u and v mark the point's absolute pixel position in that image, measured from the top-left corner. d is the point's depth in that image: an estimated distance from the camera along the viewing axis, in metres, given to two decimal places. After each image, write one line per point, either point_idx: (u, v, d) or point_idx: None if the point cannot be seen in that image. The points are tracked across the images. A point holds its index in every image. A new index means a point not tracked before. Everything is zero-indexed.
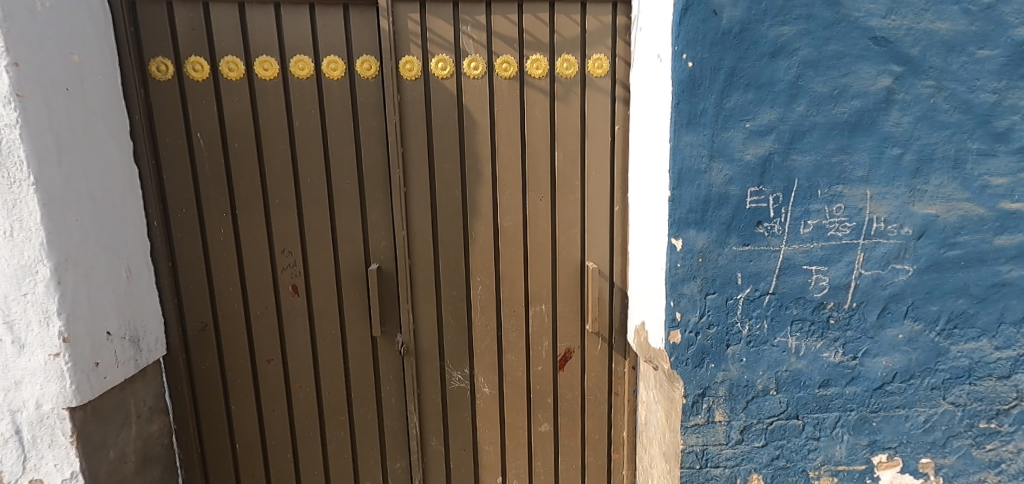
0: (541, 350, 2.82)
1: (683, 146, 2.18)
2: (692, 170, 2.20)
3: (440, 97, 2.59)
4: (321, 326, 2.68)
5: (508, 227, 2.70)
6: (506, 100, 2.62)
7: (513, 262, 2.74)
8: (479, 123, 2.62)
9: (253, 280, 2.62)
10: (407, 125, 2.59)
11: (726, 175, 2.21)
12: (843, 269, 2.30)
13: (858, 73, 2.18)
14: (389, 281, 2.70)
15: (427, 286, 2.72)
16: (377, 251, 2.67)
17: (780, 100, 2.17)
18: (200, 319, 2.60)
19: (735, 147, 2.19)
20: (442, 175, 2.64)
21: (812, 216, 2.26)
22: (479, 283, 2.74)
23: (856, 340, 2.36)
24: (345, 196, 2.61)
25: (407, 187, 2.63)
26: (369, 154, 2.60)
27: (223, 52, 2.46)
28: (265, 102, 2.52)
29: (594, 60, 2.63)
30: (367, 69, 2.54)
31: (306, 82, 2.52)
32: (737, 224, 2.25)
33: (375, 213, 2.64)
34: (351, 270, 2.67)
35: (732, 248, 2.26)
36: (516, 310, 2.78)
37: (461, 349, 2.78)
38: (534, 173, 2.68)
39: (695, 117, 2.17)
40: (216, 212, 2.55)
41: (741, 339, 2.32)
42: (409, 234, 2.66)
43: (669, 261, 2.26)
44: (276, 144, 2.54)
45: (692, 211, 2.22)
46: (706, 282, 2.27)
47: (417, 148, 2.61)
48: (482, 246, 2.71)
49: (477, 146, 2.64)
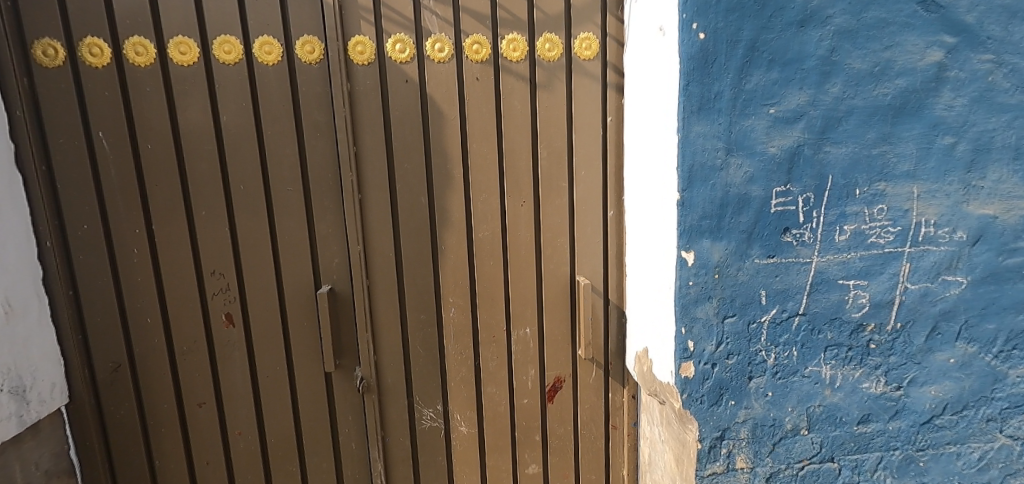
0: (526, 380, 2.41)
1: (694, 137, 1.77)
2: (706, 167, 1.79)
3: (399, 85, 2.16)
4: (262, 362, 2.25)
5: (484, 239, 2.29)
6: (477, 88, 2.20)
7: (491, 279, 2.32)
8: (446, 115, 2.20)
9: (177, 309, 2.17)
10: (359, 119, 2.16)
11: (746, 173, 1.81)
12: (886, 283, 1.92)
13: (903, 46, 1.79)
14: (343, 306, 2.27)
15: (390, 311, 2.29)
16: (328, 271, 2.24)
17: (811, 79, 1.78)
18: (111, 358, 2.14)
19: (757, 139, 1.79)
20: (403, 179, 2.22)
21: (849, 220, 1.87)
22: (452, 304, 2.32)
23: (900, 367, 1.97)
24: (286, 207, 2.18)
25: (362, 194, 2.20)
26: (314, 155, 2.16)
27: (128, 32, 2.02)
28: (185, 94, 2.08)
29: (582, 41, 2.23)
30: (309, 52, 2.10)
31: (235, 69, 2.08)
32: (760, 232, 1.84)
33: (324, 225, 2.21)
34: (296, 294, 2.23)
35: (755, 261, 1.86)
36: (496, 336, 2.37)
37: (432, 382, 2.37)
38: (513, 174, 2.26)
39: (708, 102, 1.76)
40: (127, 229, 2.10)
41: (766, 370, 1.92)
42: (366, 249, 2.23)
43: (679, 278, 1.85)
44: (199, 145, 2.10)
45: (706, 217, 1.82)
46: (724, 303, 1.87)
47: (372, 147, 2.18)
48: (453, 262, 2.29)
49: (445, 143, 2.22)
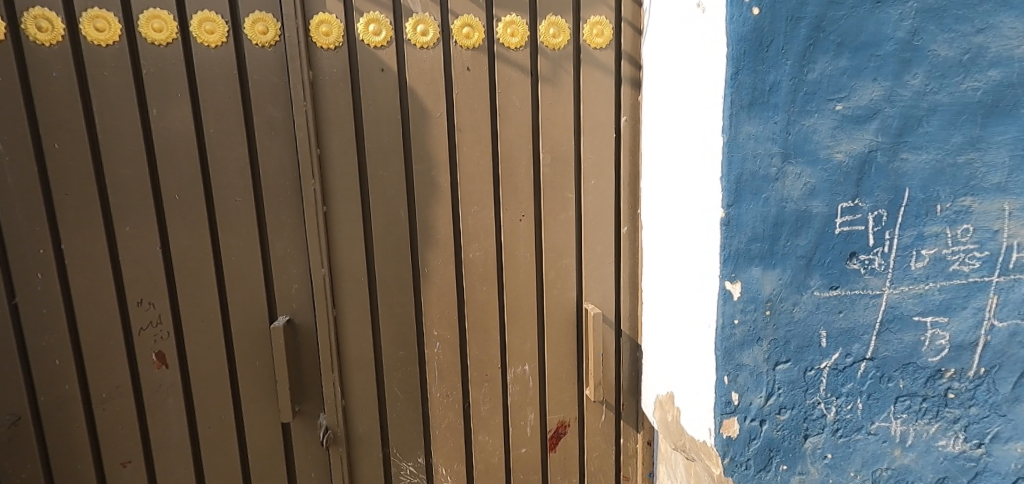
0: (525, 426, 2.03)
1: (743, 140, 1.41)
2: (757, 178, 1.43)
3: (373, 74, 1.78)
4: (202, 411, 1.83)
5: (475, 260, 1.90)
6: (468, 80, 1.83)
7: (483, 309, 1.94)
8: (431, 111, 1.82)
9: (94, 347, 1.75)
10: (324, 115, 1.78)
11: (807, 185, 1.44)
12: (969, 320, 1.56)
13: (999, 28, 1.44)
14: (304, 341, 1.87)
15: (361, 348, 1.90)
16: (286, 299, 1.84)
17: (887, 69, 1.43)
18: (9, 410, 1.71)
19: (820, 142, 1.43)
20: (378, 188, 1.83)
21: (927, 243, 1.52)
22: (436, 338, 1.93)
23: (983, 421, 1.61)
24: (234, 221, 1.78)
25: (327, 206, 1.81)
26: (269, 158, 1.77)
27: (29, 2, 1.61)
28: (104, 81, 1.67)
29: (592, 26, 1.86)
30: (262, 32, 1.72)
31: (168, 51, 1.69)
32: (821, 258, 1.48)
33: (281, 243, 1.81)
34: (246, 328, 1.83)
35: (814, 294, 1.50)
36: (489, 375, 1.98)
37: (412, 431, 1.97)
38: (511, 183, 1.88)
39: (762, 95, 1.39)
40: (29, 249, 1.68)
41: (825, 427, 1.56)
42: (332, 273, 1.84)
43: (722, 316, 1.48)
44: (123, 144, 1.70)
45: (757, 239, 1.45)
46: (776, 346, 1.50)
47: (339, 149, 1.80)
48: (438, 288, 1.90)
49: (429, 145, 1.83)
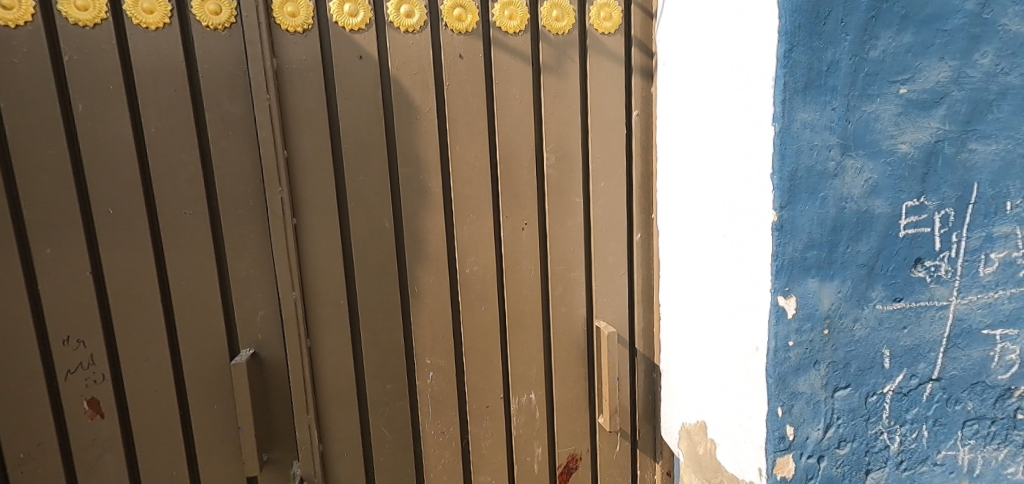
0: (531, 463, 1.77)
1: (798, 129, 1.19)
2: (813, 174, 1.21)
3: (349, 62, 1.52)
4: (147, 466, 1.53)
5: (473, 276, 1.65)
6: (460, 69, 1.58)
7: (482, 331, 1.68)
8: (418, 105, 1.57)
9: (8, 396, 1.43)
10: (291, 111, 1.51)
11: (868, 181, 1.24)
12: None
13: None
14: (273, 377, 1.58)
15: (340, 382, 1.62)
16: (249, 328, 1.55)
17: (955, 46, 1.24)
18: None
19: (882, 132, 1.23)
20: (358, 196, 1.56)
21: (997, 245, 1.33)
22: (429, 367, 1.66)
23: None
24: (185, 237, 1.49)
25: (297, 217, 1.54)
26: (226, 162, 1.49)
27: None
28: (15, 70, 1.37)
29: (599, 8, 1.64)
30: (214, 12, 1.45)
31: (95, 34, 1.40)
32: (884, 266, 1.28)
33: (242, 263, 1.53)
34: (202, 364, 1.53)
35: (876, 308, 1.29)
36: (490, 407, 1.72)
37: (402, 476, 1.69)
38: (511, 186, 1.64)
39: (819, 77, 1.19)
40: None
41: (887, 460, 1.36)
42: (305, 296, 1.56)
43: (774, 337, 1.26)
44: (42, 148, 1.40)
45: (813, 246, 1.24)
46: (834, 370, 1.29)
47: (310, 151, 1.53)
48: (430, 310, 1.64)
49: (416, 144, 1.58)
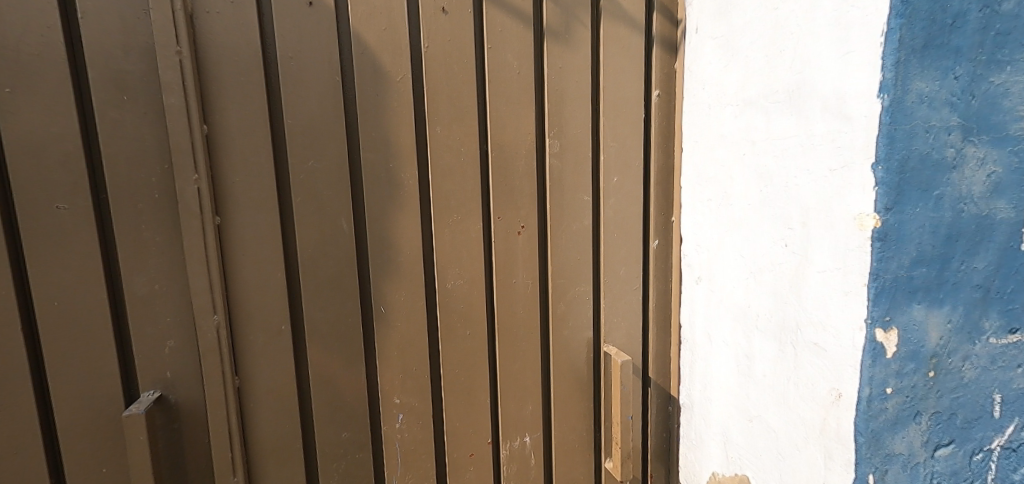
0: None
1: (914, 105, 0.88)
2: (928, 166, 0.91)
3: (295, 9, 1.14)
4: None
5: (455, 292, 1.29)
6: (443, 27, 1.22)
7: (465, 362, 1.32)
8: (388, 71, 1.20)
9: None
10: (212, 72, 1.12)
11: (992, 176, 0.93)
12: None
13: None
14: (186, 427, 1.19)
15: (279, 430, 1.23)
16: (153, 363, 1.16)
17: None
18: None
19: (1011, 108, 0.92)
20: (304, 188, 1.18)
21: None
22: (398, 409, 1.30)
23: None
24: (57, 241, 1.09)
25: (221, 215, 1.15)
26: (120, 140, 1.10)
27: None
28: None
29: None
30: None
31: None
32: (1000, 286, 0.96)
33: (145, 275, 1.14)
34: (84, 412, 1.13)
35: (987, 342, 0.98)
36: (475, 456, 1.36)
37: None
38: (505, 179, 1.29)
39: (940, 36, 0.88)
40: None
41: None
42: (231, 319, 1.18)
43: (868, 383, 0.95)
44: None
45: (923, 261, 0.93)
46: (937, 423, 0.99)
47: (238, 126, 1.14)
48: (399, 336, 1.27)
49: (384, 123, 1.21)
